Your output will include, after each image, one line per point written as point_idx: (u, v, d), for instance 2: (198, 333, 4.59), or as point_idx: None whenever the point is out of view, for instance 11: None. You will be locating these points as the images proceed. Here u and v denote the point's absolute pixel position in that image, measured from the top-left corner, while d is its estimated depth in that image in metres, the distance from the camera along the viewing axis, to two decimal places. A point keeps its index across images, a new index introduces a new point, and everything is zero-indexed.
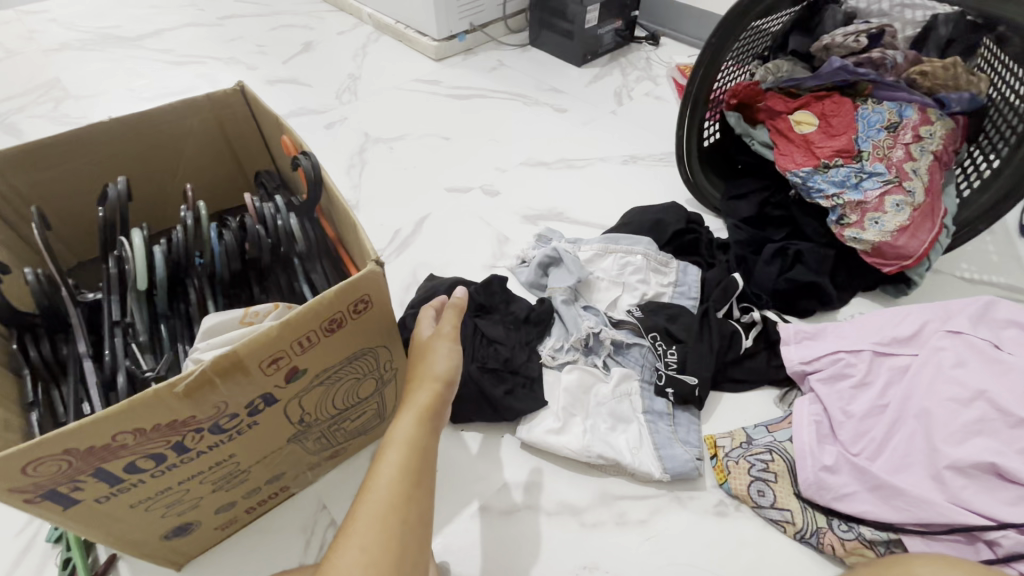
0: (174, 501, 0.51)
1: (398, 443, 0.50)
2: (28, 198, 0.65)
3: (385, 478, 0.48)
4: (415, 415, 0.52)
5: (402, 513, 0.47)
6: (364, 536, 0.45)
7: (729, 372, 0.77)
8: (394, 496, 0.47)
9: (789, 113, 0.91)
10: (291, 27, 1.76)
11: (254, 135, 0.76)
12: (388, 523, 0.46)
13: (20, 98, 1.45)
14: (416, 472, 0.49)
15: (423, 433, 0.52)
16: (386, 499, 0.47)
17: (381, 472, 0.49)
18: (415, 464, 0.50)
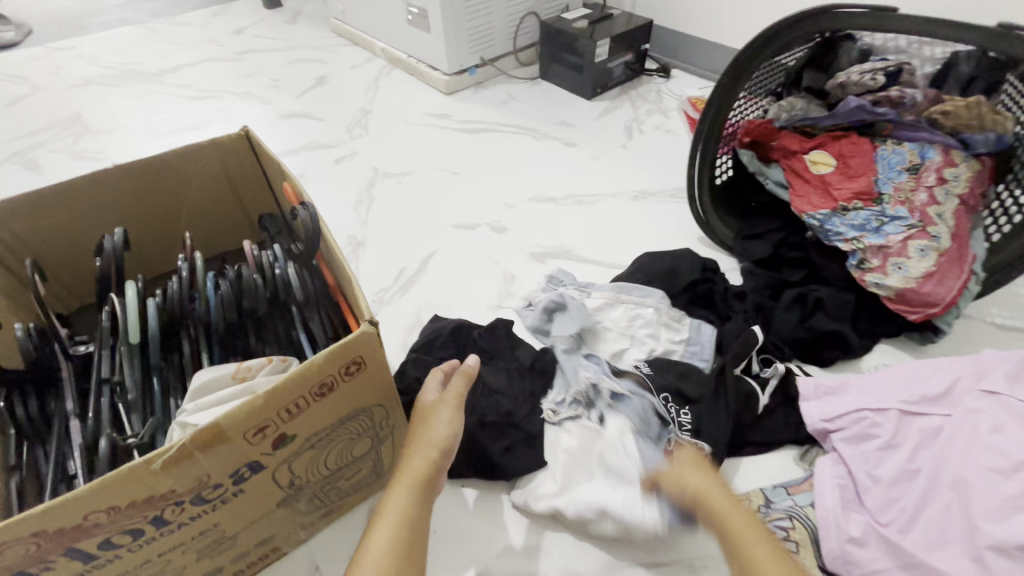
0: (155, 572, 0.48)
1: (389, 516, 0.49)
2: (29, 245, 0.65)
3: (373, 556, 0.46)
4: (408, 485, 0.51)
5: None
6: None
7: (748, 435, 0.72)
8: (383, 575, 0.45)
9: (804, 152, 0.90)
10: (306, 62, 1.80)
11: (259, 178, 0.76)
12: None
13: (41, 133, 1.49)
14: (405, 549, 0.48)
15: (416, 503, 0.50)
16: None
17: (369, 547, 0.47)
18: (406, 539, 0.48)
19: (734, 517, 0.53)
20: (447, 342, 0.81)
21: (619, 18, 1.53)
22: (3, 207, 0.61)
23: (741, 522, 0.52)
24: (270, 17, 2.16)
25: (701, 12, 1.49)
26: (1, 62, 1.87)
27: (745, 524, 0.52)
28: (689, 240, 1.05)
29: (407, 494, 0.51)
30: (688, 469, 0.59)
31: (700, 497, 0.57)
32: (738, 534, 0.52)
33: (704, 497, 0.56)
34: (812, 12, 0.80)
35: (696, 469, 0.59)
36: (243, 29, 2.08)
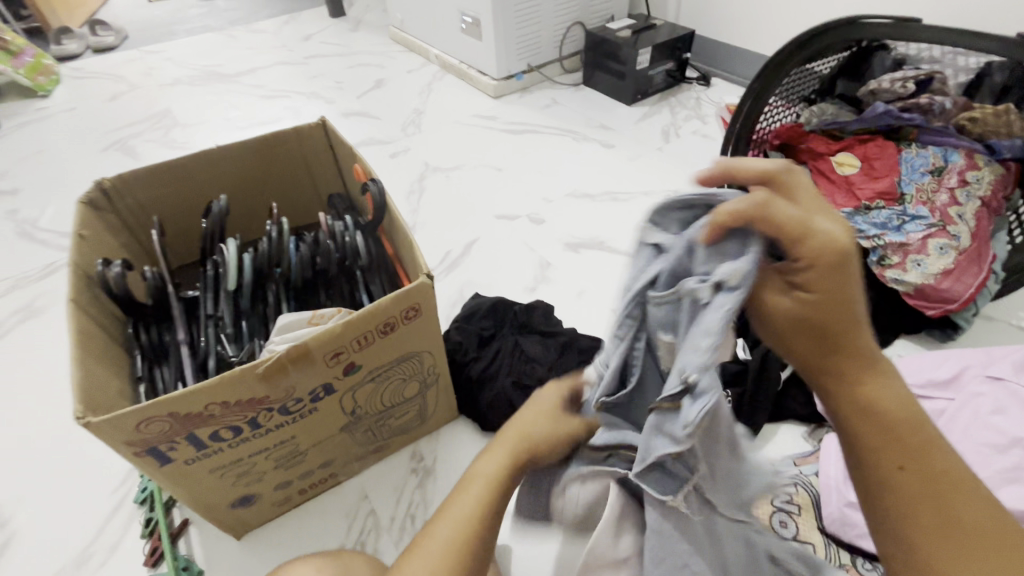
0: (243, 473, 0.59)
1: (471, 493, 0.46)
2: (148, 210, 0.78)
3: (455, 518, 0.45)
4: (506, 450, 0.47)
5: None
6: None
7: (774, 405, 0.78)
8: (451, 559, 0.43)
9: (831, 154, 0.94)
10: (366, 66, 1.95)
11: (331, 162, 0.87)
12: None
13: (136, 125, 1.69)
14: (489, 518, 0.46)
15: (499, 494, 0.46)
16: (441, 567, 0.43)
17: (441, 526, 0.45)
18: (475, 532, 0.45)
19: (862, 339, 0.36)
20: (487, 315, 0.90)
21: (661, 28, 1.59)
22: (134, 176, 0.75)
23: (870, 345, 0.37)
24: (334, 25, 2.34)
25: (742, 23, 1.54)
26: (103, 64, 2.12)
27: (871, 368, 0.37)
28: None
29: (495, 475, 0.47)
30: (799, 338, 0.37)
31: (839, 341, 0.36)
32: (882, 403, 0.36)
33: (831, 343, 0.36)
34: (853, 18, 0.84)
35: (834, 261, 0.34)
36: (311, 35, 2.27)
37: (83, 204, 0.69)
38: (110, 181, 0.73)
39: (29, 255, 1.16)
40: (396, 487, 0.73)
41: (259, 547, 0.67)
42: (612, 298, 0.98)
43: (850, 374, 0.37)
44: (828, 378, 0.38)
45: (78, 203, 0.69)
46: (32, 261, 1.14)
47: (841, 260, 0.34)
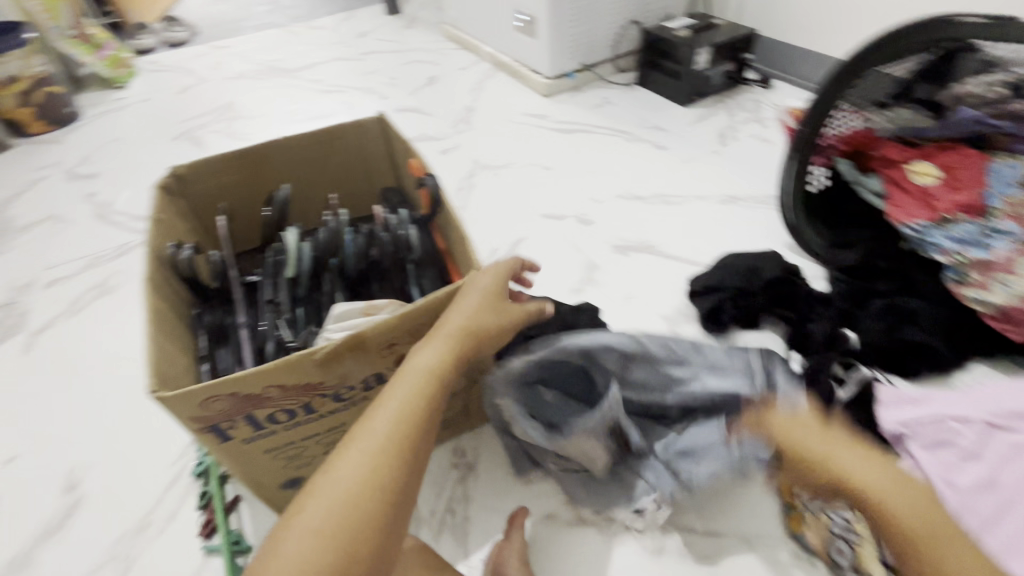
0: (294, 455, 0.61)
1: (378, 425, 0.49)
2: (216, 197, 0.82)
3: (389, 414, 0.50)
4: (438, 354, 0.53)
5: (364, 508, 0.45)
6: (314, 524, 0.44)
7: None
8: (357, 490, 0.46)
9: (907, 163, 0.89)
10: (420, 63, 1.98)
11: (387, 157, 0.88)
12: (347, 512, 0.45)
13: (203, 117, 1.77)
14: (415, 416, 0.50)
15: (407, 422, 0.50)
16: (347, 497, 0.46)
17: (347, 461, 0.48)
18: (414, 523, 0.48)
19: (870, 478, 0.53)
20: None
21: (722, 28, 1.54)
22: (205, 165, 0.78)
23: (868, 472, 0.53)
24: (391, 22, 2.38)
25: (810, 22, 1.47)
26: (175, 58, 2.24)
27: (875, 489, 0.52)
28: (776, 246, 1.06)
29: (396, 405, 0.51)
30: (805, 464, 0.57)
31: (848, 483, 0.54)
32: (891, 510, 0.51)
33: (850, 486, 0.53)
34: (930, 20, 0.77)
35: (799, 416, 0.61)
36: (367, 32, 2.32)
37: (158, 189, 0.73)
38: (183, 167, 0.77)
39: (105, 236, 1.23)
40: (435, 480, 0.73)
41: None
42: (661, 304, 0.96)
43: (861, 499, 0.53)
44: (854, 499, 0.53)
45: (153, 188, 0.73)
46: (107, 241, 1.21)
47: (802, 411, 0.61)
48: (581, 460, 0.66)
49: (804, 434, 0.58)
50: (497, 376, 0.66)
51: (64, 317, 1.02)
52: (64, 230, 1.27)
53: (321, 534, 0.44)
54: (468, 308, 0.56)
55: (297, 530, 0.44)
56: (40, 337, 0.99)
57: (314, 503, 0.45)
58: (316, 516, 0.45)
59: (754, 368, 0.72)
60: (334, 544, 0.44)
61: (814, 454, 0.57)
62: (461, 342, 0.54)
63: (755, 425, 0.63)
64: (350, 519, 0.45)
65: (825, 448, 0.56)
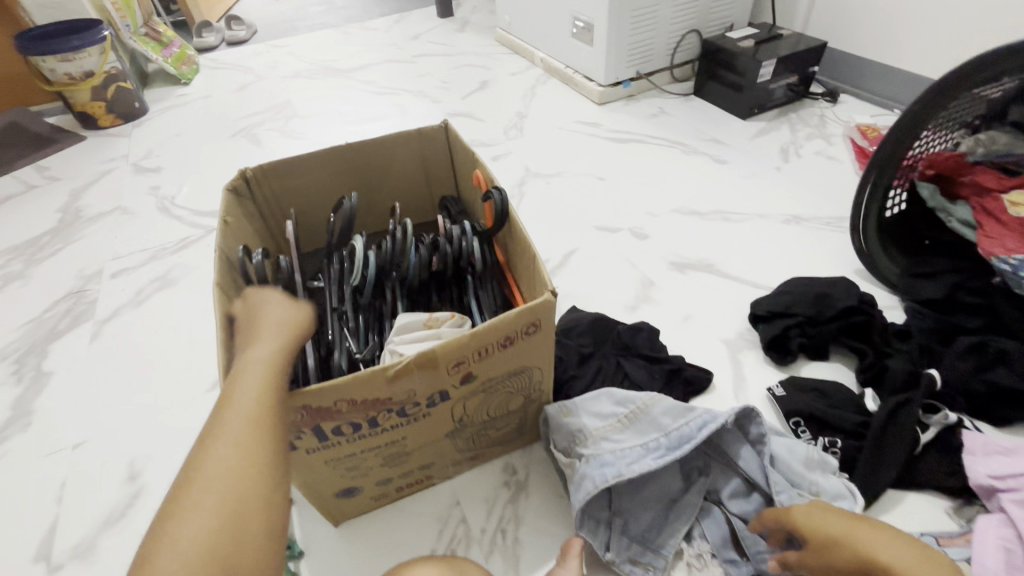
0: (353, 466, 0.61)
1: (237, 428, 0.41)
2: (280, 200, 0.83)
3: (243, 405, 0.42)
4: (276, 341, 0.48)
5: (240, 522, 0.38)
6: (184, 556, 0.35)
7: (919, 475, 0.68)
8: (227, 499, 0.38)
9: (1003, 193, 0.83)
10: (471, 67, 1.98)
11: (448, 165, 0.88)
12: (219, 535, 0.37)
13: (260, 114, 1.82)
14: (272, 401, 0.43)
15: (261, 415, 0.42)
16: (218, 518, 0.37)
17: (202, 481, 0.38)
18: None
19: (890, 551, 0.51)
20: (586, 332, 0.86)
21: (788, 39, 1.49)
22: (273, 168, 0.79)
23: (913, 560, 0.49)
24: (442, 25, 2.40)
25: (885, 36, 1.40)
26: (235, 56, 2.31)
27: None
28: (846, 271, 1.01)
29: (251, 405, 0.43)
30: (837, 554, 0.53)
31: (865, 558, 0.51)
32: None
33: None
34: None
35: (818, 508, 0.57)
36: (419, 34, 2.34)
37: (230, 191, 0.74)
38: (253, 170, 0.78)
39: (168, 229, 1.27)
40: (486, 498, 0.72)
41: (355, 538, 0.69)
42: (721, 327, 0.92)
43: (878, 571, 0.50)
44: None
45: (225, 190, 0.74)
46: (170, 235, 1.25)
47: (819, 504, 0.58)
48: (636, 500, 0.65)
49: (825, 519, 0.55)
50: (564, 425, 0.67)
51: (130, 307, 1.06)
52: (130, 222, 1.32)
53: (189, 565, 0.35)
54: (280, 304, 0.52)
55: (162, 566, 0.34)
56: (107, 326, 1.03)
57: (180, 529, 0.36)
58: (184, 546, 0.36)
59: (832, 423, 0.72)
60: (210, 570, 0.35)
61: (833, 536, 0.54)
62: (291, 334, 0.49)
63: (773, 514, 0.59)
64: (228, 540, 0.37)
65: (845, 528, 0.54)
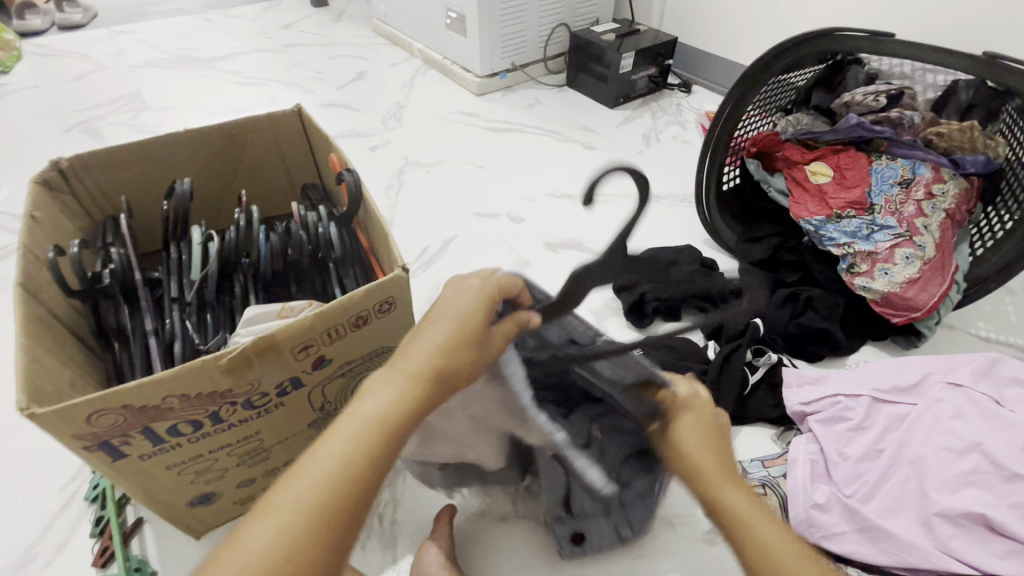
0: (202, 469, 0.57)
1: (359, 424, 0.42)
2: (108, 189, 0.75)
3: (355, 421, 0.42)
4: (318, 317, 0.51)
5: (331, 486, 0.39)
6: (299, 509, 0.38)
7: (745, 407, 0.78)
8: (320, 489, 0.39)
9: (805, 163, 0.96)
10: (347, 58, 1.91)
11: (306, 151, 0.84)
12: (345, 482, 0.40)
13: (103, 107, 1.61)
14: (372, 454, 0.41)
15: (365, 444, 0.41)
16: (315, 485, 0.39)
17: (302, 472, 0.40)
18: (389, 417, 0.43)
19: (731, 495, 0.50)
20: None
21: (647, 33, 1.59)
22: (95, 156, 0.71)
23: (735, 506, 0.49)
24: (317, 15, 2.28)
25: (723, 34, 1.54)
26: (70, 42, 2.02)
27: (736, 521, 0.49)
28: (695, 241, 1.11)
29: (386, 392, 0.44)
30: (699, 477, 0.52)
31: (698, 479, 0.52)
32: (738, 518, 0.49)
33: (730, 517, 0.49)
34: (808, 36, 0.86)
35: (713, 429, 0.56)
36: (292, 24, 2.21)
37: (37, 183, 0.65)
38: (69, 160, 0.70)
39: None
40: None
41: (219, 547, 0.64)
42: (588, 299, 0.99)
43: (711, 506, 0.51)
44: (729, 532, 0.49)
45: (31, 181, 0.65)
46: None
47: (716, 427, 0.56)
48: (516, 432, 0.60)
49: (678, 433, 0.55)
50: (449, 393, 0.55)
51: None
52: None
53: (288, 517, 0.38)
54: (367, 300, 0.54)
55: (255, 533, 0.37)
56: None
57: (262, 522, 0.38)
58: (282, 501, 0.38)
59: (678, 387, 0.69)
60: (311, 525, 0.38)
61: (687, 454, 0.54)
62: (336, 329, 0.54)
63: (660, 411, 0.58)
64: (339, 515, 0.39)
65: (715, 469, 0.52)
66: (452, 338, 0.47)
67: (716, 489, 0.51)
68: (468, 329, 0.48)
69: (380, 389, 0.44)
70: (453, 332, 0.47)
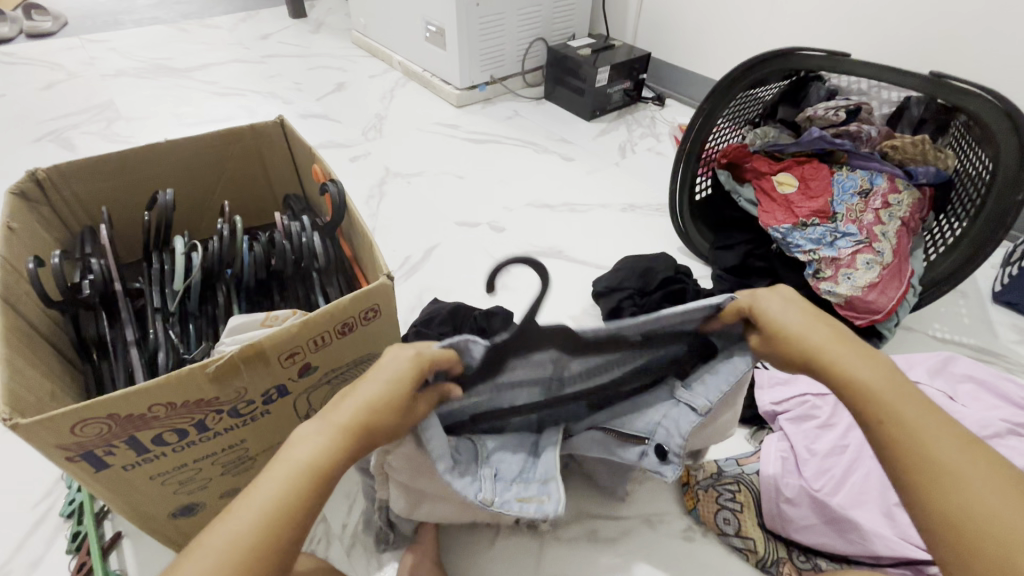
0: (186, 479, 0.57)
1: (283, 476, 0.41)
2: (87, 201, 0.75)
3: (286, 468, 0.41)
4: (293, 334, 0.52)
5: (256, 541, 0.39)
6: (218, 558, 0.38)
7: None
8: (245, 541, 0.38)
9: (772, 173, 1.00)
10: (326, 69, 1.92)
11: (288, 163, 0.85)
12: (267, 530, 0.39)
13: (74, 117, 1.58)
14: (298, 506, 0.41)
15: (296, 494, 0.41)
16: (241, 537, 0.39)
17: (227, 521, 0.39)
18: (319, 467, 0.42)
19: (901, 403, 0.43)
20: (446, 320, 0.83)
21: (621, 48, 1.64)
22: (75, 167, 0.71)
23: (897, 422, 0.43)
24: (295, 26, 2.28)
25: (694, 49, 1.59)
26: (38, 50, 1.98)
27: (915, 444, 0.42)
28: (670, 249, 1.15)
29: (319, 441, 0.42)
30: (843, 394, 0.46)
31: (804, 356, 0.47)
32: (923, 448, 0.42)
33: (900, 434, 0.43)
34: (773, 53, 0.91)
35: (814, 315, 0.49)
36: (269, 34, 2.20)
37: (13, 194, 0.64)
38: (46, 171, 0.69)
39: None
40: (346, 494, 0.72)
41: None
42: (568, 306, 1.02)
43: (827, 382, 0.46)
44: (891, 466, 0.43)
45: (8, 193, 0.65)
46: None
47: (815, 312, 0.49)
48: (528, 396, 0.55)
49: (779, 319, 0.49)
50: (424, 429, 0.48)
51: None
52: None
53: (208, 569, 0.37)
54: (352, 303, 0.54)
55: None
56: None
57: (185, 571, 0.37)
58: (207, 551, 0.38)
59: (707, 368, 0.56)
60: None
61: (777, 324, 0.49)
62: (319, 339, 0.55)
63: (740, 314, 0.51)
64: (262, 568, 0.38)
65: (865, 371, 0.45)
66: (379, 398, 0.44)
67: (834, 354, 0.46)
68: (393, 385, 0.44)
69: (308, 438, 0.43)
70: (392, 384, 0.44)
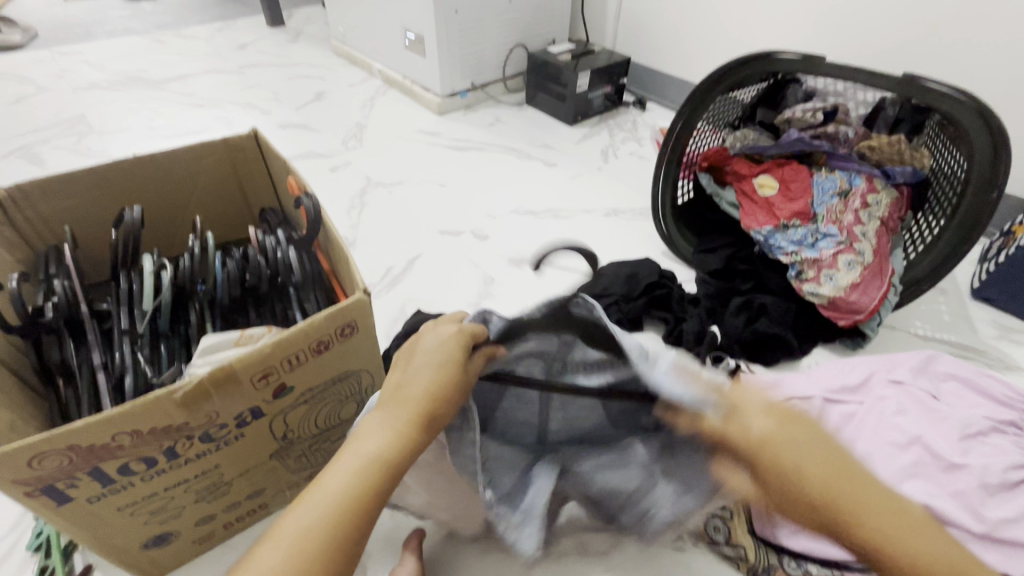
0: (158, 508, 0.55)
1: (355, 465, 0.43)
2: (51, 220, 0.72)
3: (357, 456, 0.44)
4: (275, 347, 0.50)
5: (336, 523, 0.41)
6: (297, 540, 0.39)
7: None
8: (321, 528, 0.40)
9: (752, 176, 1.01)
10: (305, 78, 1.89)
11: (263, 176, 0.83)
12: (343, 515, 0.41)
13: (44, 131, 1.54)
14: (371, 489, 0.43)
15: (369, 479, 0.43)
16: (317, 522, 0.40)
17: (301, 508, 0.41)
18: (389, 456, 0.45)
19: (905, 533, 0.46)
20: None
21: (601, 53, 1.64)
22: (37, 186, 0.69)
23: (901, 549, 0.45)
24: (273, 35, 2.26)
25: (674, 53, 1.60)
26: (6, 64, 1.93)
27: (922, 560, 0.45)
28: (655, 253, 1.15)
29: (384, 432, 0.46)
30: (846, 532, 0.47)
31: (803, 498, 0.48)
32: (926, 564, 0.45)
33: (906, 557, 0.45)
34: (748, 57, 0.91)
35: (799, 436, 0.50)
36: (246, 44, 2.17)
37: None
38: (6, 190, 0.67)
39: None
40: None
41: None
42: None
43: (834, 521, 0.47)
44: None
45: None
46: None
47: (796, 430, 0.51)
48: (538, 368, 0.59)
49: (774, 452, 0.49)
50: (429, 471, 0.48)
51: None
52: None
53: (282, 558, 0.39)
54: (330, 321, 0.53)
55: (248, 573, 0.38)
56: None
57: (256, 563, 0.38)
58: (282, 536, 0.40)
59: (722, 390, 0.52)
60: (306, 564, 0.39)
61: (775, 462, 0.49)
62: (296, 355, 0.53)
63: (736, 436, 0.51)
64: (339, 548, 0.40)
65: (863, 505, 0.47)
66: (438, 384, 0.48)
67: (833, 493, 0.47)
68: (447, 371, 0.49)
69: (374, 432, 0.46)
70: (446, 369, 0.49)
